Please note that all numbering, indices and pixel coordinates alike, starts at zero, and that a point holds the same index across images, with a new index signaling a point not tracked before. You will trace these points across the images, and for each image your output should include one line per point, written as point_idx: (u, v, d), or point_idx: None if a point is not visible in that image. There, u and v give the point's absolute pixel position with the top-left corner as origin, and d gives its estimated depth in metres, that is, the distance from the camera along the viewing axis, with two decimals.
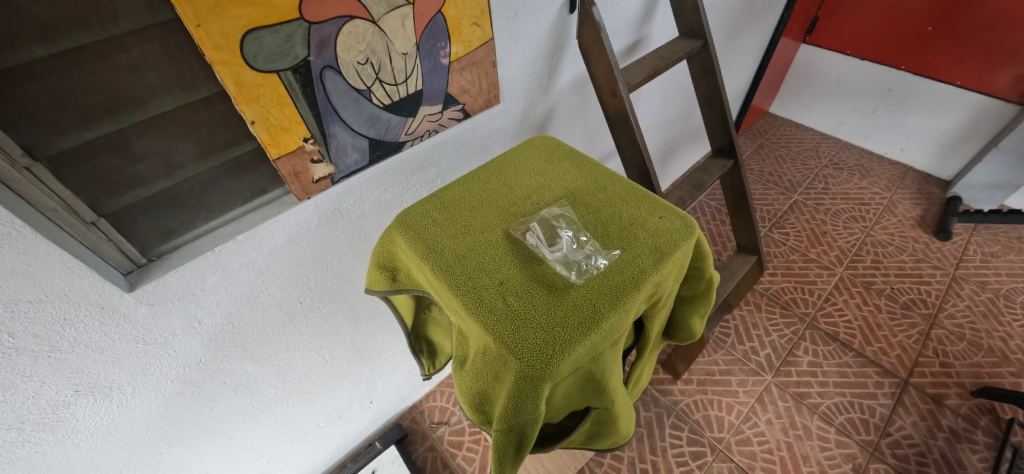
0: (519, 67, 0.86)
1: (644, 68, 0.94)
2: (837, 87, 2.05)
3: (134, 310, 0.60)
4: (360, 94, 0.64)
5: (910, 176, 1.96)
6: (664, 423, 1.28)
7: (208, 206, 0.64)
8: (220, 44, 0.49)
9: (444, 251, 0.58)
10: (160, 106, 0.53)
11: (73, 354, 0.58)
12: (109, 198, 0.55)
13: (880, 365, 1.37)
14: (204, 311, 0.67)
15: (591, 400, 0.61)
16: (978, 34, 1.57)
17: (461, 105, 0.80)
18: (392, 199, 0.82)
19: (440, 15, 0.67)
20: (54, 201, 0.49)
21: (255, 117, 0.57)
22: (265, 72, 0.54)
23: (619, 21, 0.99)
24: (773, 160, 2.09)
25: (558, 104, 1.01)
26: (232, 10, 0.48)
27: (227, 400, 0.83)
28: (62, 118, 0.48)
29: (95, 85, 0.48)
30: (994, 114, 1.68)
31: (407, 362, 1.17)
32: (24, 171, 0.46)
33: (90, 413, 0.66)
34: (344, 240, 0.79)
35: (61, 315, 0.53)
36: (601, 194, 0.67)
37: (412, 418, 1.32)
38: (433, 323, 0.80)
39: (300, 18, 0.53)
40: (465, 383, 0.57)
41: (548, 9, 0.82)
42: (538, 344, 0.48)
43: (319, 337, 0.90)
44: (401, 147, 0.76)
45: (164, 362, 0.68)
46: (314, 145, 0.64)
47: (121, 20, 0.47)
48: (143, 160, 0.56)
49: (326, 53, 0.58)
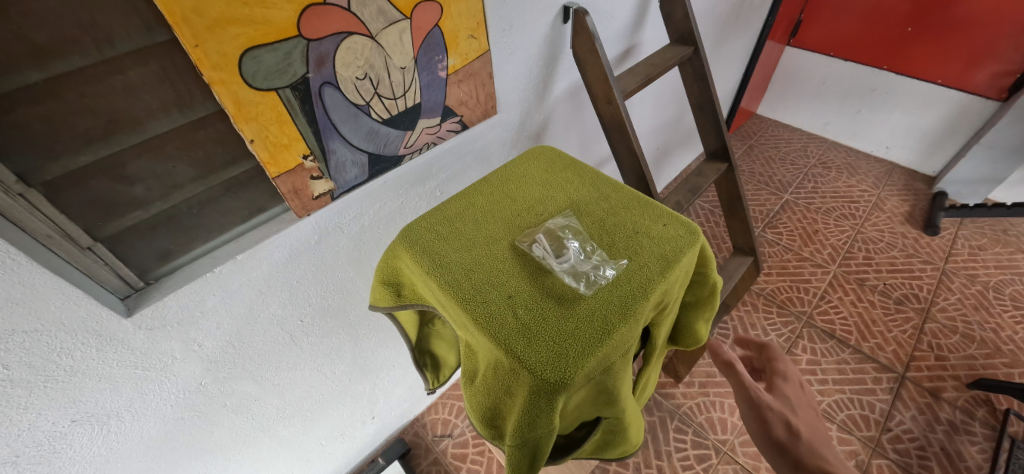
0: (515, 77, 0.86)
1: (638, 75, 0.95)
2: (822, 88, 2.09)
3: (132, 335, 0.58)
4: (359, 110, 0.64)
5: (897, 173, 2.00)
6: (667, 427, 1.29)
7: (207, 226, 0.63)
8: (218, 63, 0.49)
9: (451, 265, 0.58)
10: (158, 127, 0.53)
11: (70, 384, 0.56)
12: (106, 222, 0.54)
13: (877, 361, 1.38)
14: (203, 334, 0.66)
15: (602, 410, 0.61)
16: (957, 33, 1.63)
17: (459, 117, 0.80)
18: (393, 213, 0.82)
19: (437, 29, 0.67)
20: (49, 227, 0.48)
21: (255, 135, 0.56)
22: (264, 90, 0.54)
23: (611, 29, 1.00)
24: (764, 161, 2.12)
25: (553, 113, 1.02)
26: (230, 29, 0.48)
27: (228, 423, 0.81)
28: (58, 143, 0.47)
29: (91, 108, 0.47)
30: (975, 110, 1.72)
31: (409, 375, 1.16)
32: (19, 198, 0.45)
33: (87, 443, 0.64)
34: (344, 256, 0.78)
35: (57, 344, 0.52)
36: (604, 202, 0.68)
37: (414, 432, 1.31)
38: (436, 335, 0.79)
39: (298, 35, 0.53)
40: (476, 398, 0.56)
41: (543, 20, 0.83)
42: (551, 358, 0.48)
43: (320, 354, 0.88)
44: (401, 161, 0.76)
45: (164, 388, 0.67)
46: (314, 162, 0.64)
47: (117, 42, 0.46)
48: (141, 182, 0.55)
49: (325, 70, 0.57)
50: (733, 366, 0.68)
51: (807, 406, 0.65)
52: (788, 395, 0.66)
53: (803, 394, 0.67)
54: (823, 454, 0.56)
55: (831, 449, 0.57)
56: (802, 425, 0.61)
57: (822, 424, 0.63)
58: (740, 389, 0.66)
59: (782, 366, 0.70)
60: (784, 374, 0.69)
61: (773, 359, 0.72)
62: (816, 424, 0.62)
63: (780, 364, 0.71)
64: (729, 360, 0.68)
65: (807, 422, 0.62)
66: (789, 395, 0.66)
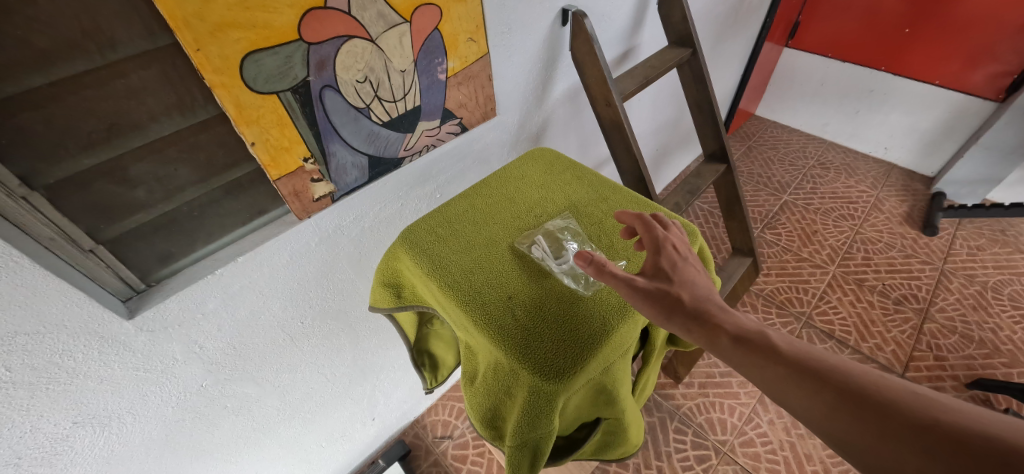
0: (514, 79, 0.87)
1: (636, 78, 0.96)
2: (820, 89, 2.10)
3: (134, 337, 0.58)
4: (359, 112, 0.65)
5: (895, 173, 2.00)
6: (667, 428, 1.29)
7: (208, 229, 0.64)
8: (220, 67, 0.49)
9: (451, 266, 0.58)
10: (160, 131, 0.53)
11: (72, 385, 0.56)
12: (107, 225, 0.54)
13: (877, 361, 1.38)
14: (204, 336, 0.66)
15: (602, 411, 0.61)
16: (954, 34, 1.64)
17: (458, 119, 0.80)
18: (393, 215, 0.82)
19: (437, 32, 0.68)
20: (51, 230, 0.48)
21: (256, 138, 0.56)
22: (265, 94, 0.54)
23: (610, 31, 1.01)
24: (762, 162, 2.12)
25: (552, 115, 1.02)
26: (231, 33, 0.48)
27: (229, 424, 0.82)
28: (61, 147, 0.48)
29: (93, 112, 0.48)
30: (973, 110, 1.73)
31: (409, 377, 1.16)
32: (21, 201, 0.45)
33: (88, 444, 0.64)
34: (344, 258, 0.78)
35: (59, 346, 0.52)
36: (603, 204, 0.68)
37: (414, 433, 1.31)
38: (435, 336, 0.79)
39: (299, 39, 0.53)
40: (476, 400, 0.56)
41: (542, 23, 0.83)
42: (550, 358, 0.48)
43: (321, 356, 0.88)
44: (401, 163, 0.76)
45: (165, 389, 0.67)
46: (314, 165, 0.64)
47: (119, 47, 0.47)
48: (143, 185, 0.55)
49: (326, 73, 0.58)
50: (608, 269, 0.52)
51: (688, 265, 0.55)
52: (666, 265, 0.54)
53: (681, 247, 0.57)
54: (712, 311, 0.51)
55: (717, 299, 0.53)
56: (687, 290, 0.53)
57: (706, 274, 0.56)
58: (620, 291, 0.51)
59: (659, 240, 0.56)
60: (660, 245, 0.56)
61: (643, 230, 0.57)
62: (700, 277, 0.54)
63: (651, 233, 0.57)
64: (598, 264, 0.52)
65: (691, 283, 0.53)
66: (674, 261, 0.55)
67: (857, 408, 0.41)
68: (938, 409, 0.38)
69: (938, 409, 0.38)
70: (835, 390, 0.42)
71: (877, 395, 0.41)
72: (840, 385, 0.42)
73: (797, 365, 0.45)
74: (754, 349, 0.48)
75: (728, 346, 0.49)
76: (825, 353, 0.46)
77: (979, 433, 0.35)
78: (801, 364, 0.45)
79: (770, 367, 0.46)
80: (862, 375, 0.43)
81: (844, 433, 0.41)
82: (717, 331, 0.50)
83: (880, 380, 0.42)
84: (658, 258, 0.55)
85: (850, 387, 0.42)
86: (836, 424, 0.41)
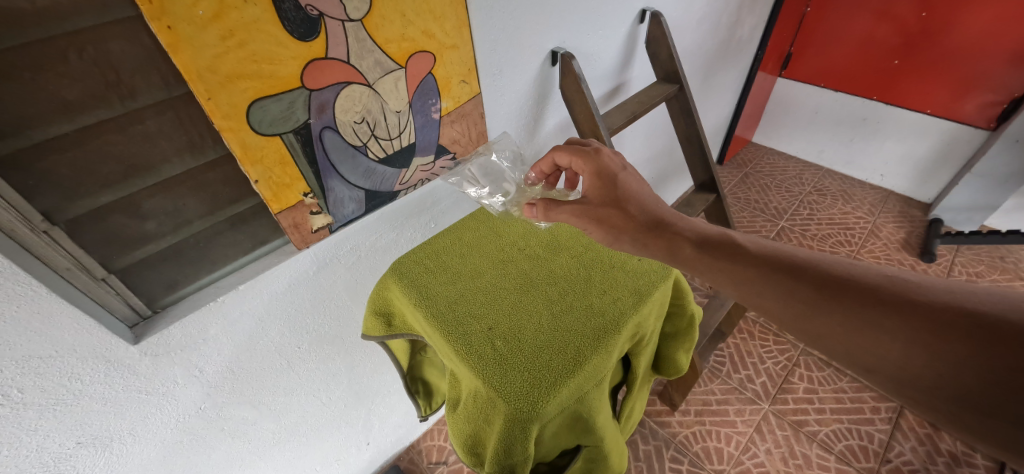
0: (507, 116, 0.92)
1: (624, 113, 1.01)
2: (815, 117, 2.14)
3: (138, 361, 0.62)
4: (357, 150, 0.69)
5: (892, 200, 2.03)
6: (663, 456, 1.28)
7: (211, 257, 0.67)
8: (228, 113, 0.54)
9: (436, 298, 0.62)
10: (171, 170, 0.58)
11: (78, 406, 0.60)
12: (119, 255, 0.58)
13: (875, 390, 1.37)
14: (204, 360, 0.69)
15: (581, 437, 0.63)
16: (942, 65, 1.69)
17: (452, 154, 0.85)
18: (387, 243, 0.86)
19: (430, 76, 0.73)
20: (68, 260, 0.52)
21: (259, 176, 0.61)
22: (269, 135, 0.59)
23: (599, 69, 1.06)
24: (759, 188, 2.16)
25: (544, 148, 1.07)
26: (240, 83, 0.54)
27: (225, 447, 0.84)
28: (80, 185, 0.52)
29: (112, 154, 0.53)
30: (965, 139, 1.76)
31: (405, 401, 1.17)
32: (43, 235, 0.49)
33: (90, 464, 0.67)
34: (342, 285, 0.82)
35: (69, 369, 0.56)
36: (585, 237, 0.71)
37: (409, 459, 1.31)
38: (428, 364, 0.82)
39: (300, 86, 0.58)
40: (458, 425, 0.58)
41: (533, 64, 0.89)
42: (525, 389, 0.51)
43: (319, 380, 0.91)
44: (396, 196, 0.80)
45: (165, 411, 0.70)
46: (314, 199, 0.68)
47: (138, 96, 0.52)
48: (153, 218, 0.59)
49: (326, 115, 0.63)
50: (555, 206, 0.65)
51: (624, 171, 0.65)
52: (607, 179, 0.64)
53: (615, 160, 0.66)
54: (667, 222, 0.61)
55: (657, 204, 0.63)
56: (635, 205, 0.62)
57: (637, 175, 0.65)
58: (603, 223, 0.63)
59: (596, 160, 0.65)
60: (597, 165, 0.65)
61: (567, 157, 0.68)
62: (636, 185, 0.64)
63: (587, 158, 0.66)
64: (544, 203, 0.66)
65: (629, 190, 0.63)
66: (614, 175, 0.64)
67: (836, 296, 0.47)
68: (911, 288, 0.44)
69: (911, 290, 0.43)
70: (804, 283, 0.49)
71: (856, 285, 0.46)
72: (816, 276, 0.49)
73: (768, 267, 0.52)
74: (720, 256, 0.56)
75: (689, 250, 0.58)
76: (787, 247, 0.53)
77: (955, 306, 0.40)
78: (773, 260, 0.53)
79: (743, 269, 0.53)
80: (838, 268, 0.49)
81: (822, 330, 0.47)
82: (676, 238, 0.59)
83: (851, 270, 0.48)
84: (600, 178, 0.64)
85: (822, 278, 0.48)
86: (816, 323, 0.47)
